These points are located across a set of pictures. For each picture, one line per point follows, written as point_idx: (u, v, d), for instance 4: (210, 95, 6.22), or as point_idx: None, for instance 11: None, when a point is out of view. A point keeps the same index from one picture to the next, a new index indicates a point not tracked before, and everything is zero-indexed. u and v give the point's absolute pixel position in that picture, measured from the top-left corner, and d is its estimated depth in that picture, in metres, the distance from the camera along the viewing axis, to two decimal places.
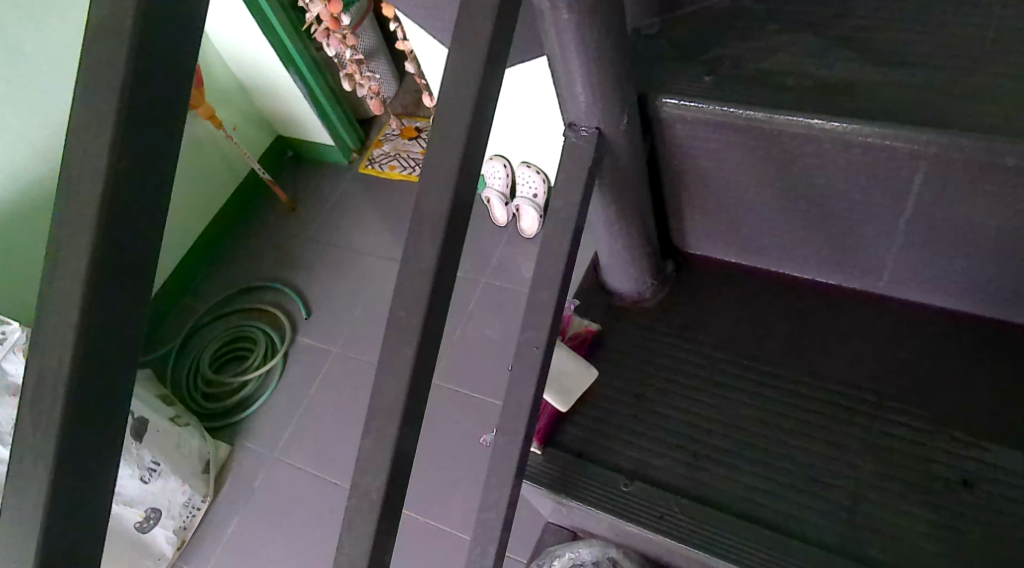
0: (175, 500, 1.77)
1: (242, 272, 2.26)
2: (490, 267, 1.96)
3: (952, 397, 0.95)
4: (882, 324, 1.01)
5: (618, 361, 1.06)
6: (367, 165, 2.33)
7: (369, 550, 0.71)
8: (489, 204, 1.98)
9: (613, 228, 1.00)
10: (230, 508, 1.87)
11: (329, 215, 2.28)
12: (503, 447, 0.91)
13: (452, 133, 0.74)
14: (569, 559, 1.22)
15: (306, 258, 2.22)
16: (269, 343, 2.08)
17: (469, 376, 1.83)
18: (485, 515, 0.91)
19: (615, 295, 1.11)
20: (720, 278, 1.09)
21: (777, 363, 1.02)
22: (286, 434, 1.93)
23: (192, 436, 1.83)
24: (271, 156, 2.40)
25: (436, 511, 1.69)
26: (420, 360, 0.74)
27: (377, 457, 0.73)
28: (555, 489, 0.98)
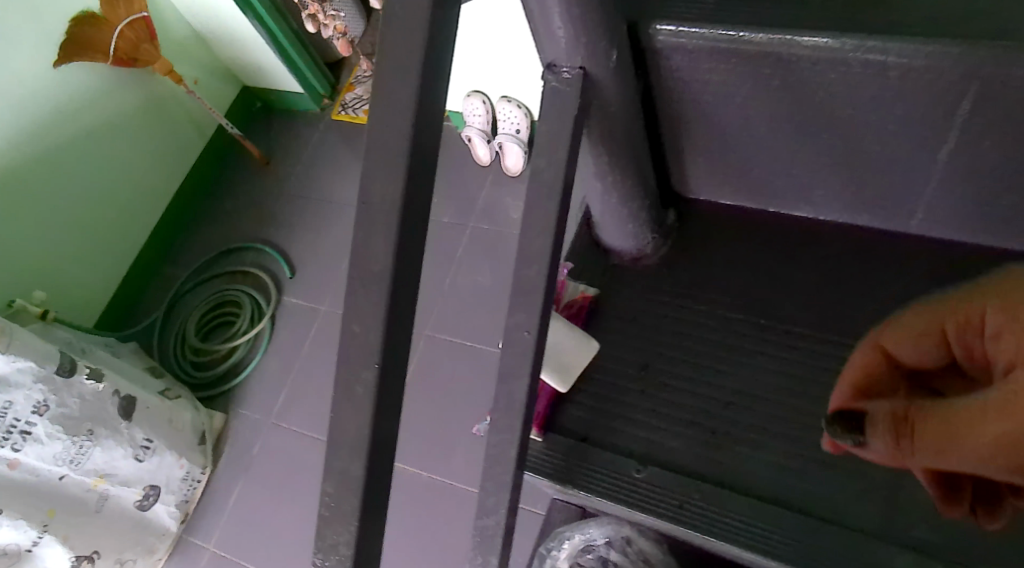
0: (173, 474, 1.63)
1: (218, 233, 2.09)
2: (476, 212, 1.81)
3: None
4: (917, 272, 0.89)
5: (620, 328, 0.95)
6: (339, 111, 2.13)
7: None
8: (470, 143, 1.78)
9: (606, 181, 0.87)
10: (230, 477, 1.75)
11: (304, 167, 2.10)
12: (498, 446, 0.80)
13: (396, 121, 0.66)
14: (579, 541, 1.11)
15: (285, 214, 2.04)
16: (255, 306, 1.92)
17: (463, 330, 1.70)
18: (481, 524, 0.80)
19: (612, 253, 0.99)
20: (731, 227, 0.96)
21: (801, 321, 0.90)
22: (282, 398, 1.80)
23: (184, 409, 1.69)
24: (239, 108, 2.19)
25: (438, 468, 1.59)
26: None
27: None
28: (560, 479, 0.87)
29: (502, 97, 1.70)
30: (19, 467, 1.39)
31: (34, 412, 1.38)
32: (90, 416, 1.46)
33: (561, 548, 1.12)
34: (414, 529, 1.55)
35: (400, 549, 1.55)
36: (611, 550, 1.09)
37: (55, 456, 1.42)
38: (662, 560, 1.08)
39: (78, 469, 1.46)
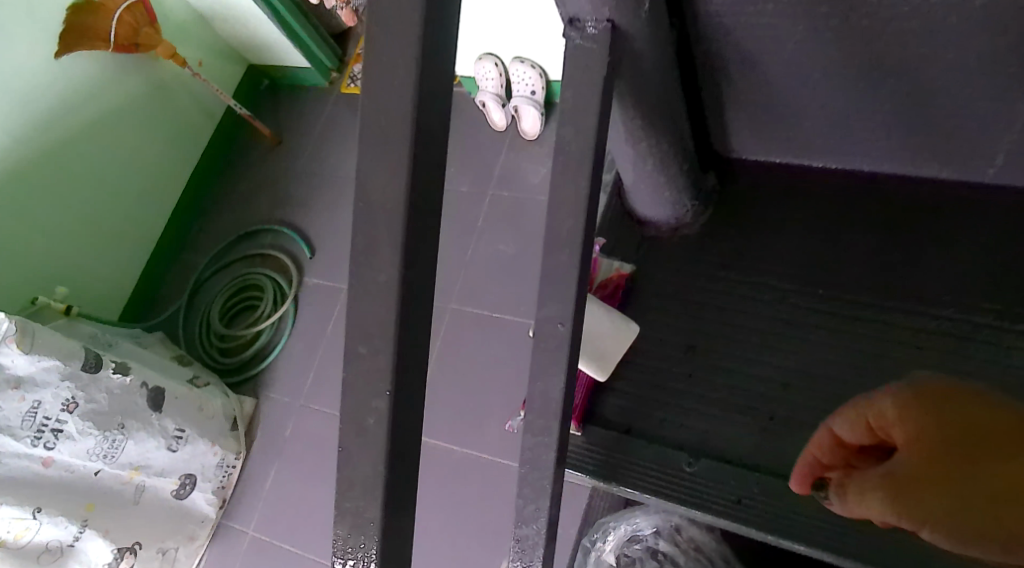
0: (207, 461, 1.56)
1: (236, 212, 1.98)
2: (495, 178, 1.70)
3: None
4: (986, 229, 0.86)
5: (667, 303, 0.92)
6: (349, 85, 2.00)
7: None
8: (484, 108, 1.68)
9: (640, 146, 0.80)
10: (264, 461, 1.65)
11: (317, 140, 1.98)
12: (533, 449, 0.73)
13: (392, 113, 0.63)
14: (625, 533, 1.02)
15: (301, 193, 1.92)
16: (277, 287, 1.81)
17: (490, 302, 1.61)
18: (519, 533, 0.74)
19: (648, 225, 0.96)
20: (774, 198, 0.94)
21: (863, 285, 0.88)
22: (309, 380, 1.70)
23: (213, 394, 1.59)
24: (246, 88, 2.08)
25: (471, 439, 1.51)
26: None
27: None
28: (603, 477, 0.82)
29: (514, 58, 1.60)
30: (53, 465, 1.35)
31: (63, 409, 1.33)
32: (120, 410, 1.40)
33: (607, 540, 1.03)
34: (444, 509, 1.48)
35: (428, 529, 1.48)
36: (660, 539, 1.00)
37: (88, 451, 1.37)
38: (715, 549, 1.00)
39: (111, 463, 1.41)
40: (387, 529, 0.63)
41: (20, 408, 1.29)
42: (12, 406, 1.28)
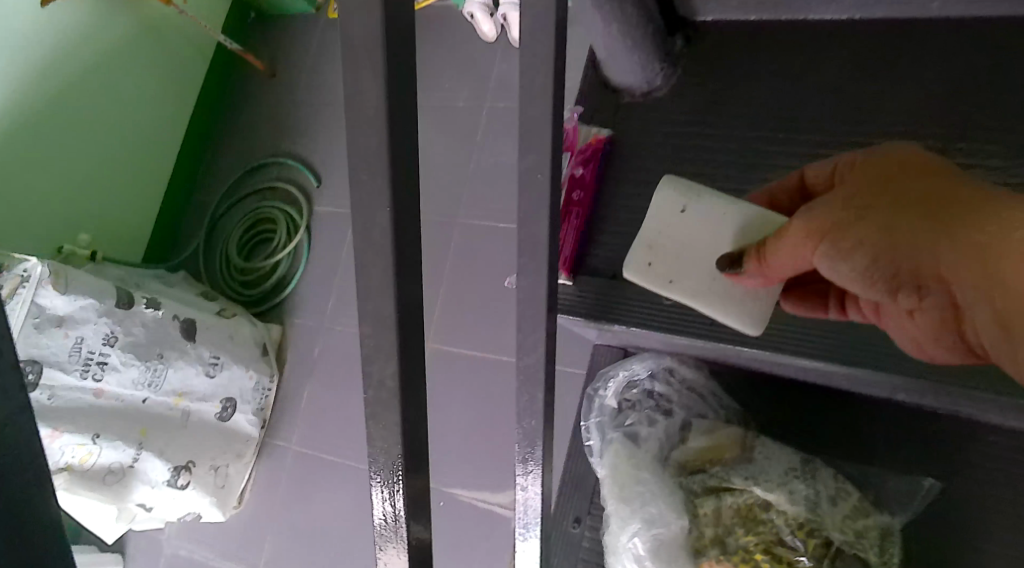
0: (245, 385, 1.60)
1: (245, 149, 1.97)
2: (492, 89, 1.70)
3: (961, 116, 1.02)
4: (897, 63, 1.06)
5: (636, 151, 1.10)
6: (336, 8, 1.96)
7: (400, 429, 0.68)
8: (476, 21, 1.68)
9: (604, 14, 1.00)
10: (300, 385, 1.71)
11: (311, 72, 1.96)
12: (528, 288, 0.84)
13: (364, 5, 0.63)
14: (625, 378, 1.14)
15: (301, 125, 1.92)
16: (289, 219, 1.83)
17: (491, 212, 1.64)
18: (524, 364, 0.86)
19: (622, 93, 1.14)
20: (756, 49, 1.11)
21: (802, 122, 1.07)
22: (332, 302, 1.76)
23: (243, 322, 1.63)
24: (235, 18, 2.02)
25: (483, 340, 1.57)
26: (397, 224, 0.67)
27: (383, 343, 0.68)
28: (596, 317, 1.00)
29: None
30: (104, 394, 1.41)
31: (106, 343, 1.38)
32: (158, 340, 1.45)
33: (607, 387, 1.14)
34: (468, 392, 1.55)
35: (454, 424, 1.54)
36: (655, 382, 1.11)
37: (133, 381, 1.43)
38: (704, 384, 1.11)
39: (156, 391, 1.46)
40: (406, 379, 0.68)
41: (66, 343, 1.34)
42: (58, 342, 1.33)
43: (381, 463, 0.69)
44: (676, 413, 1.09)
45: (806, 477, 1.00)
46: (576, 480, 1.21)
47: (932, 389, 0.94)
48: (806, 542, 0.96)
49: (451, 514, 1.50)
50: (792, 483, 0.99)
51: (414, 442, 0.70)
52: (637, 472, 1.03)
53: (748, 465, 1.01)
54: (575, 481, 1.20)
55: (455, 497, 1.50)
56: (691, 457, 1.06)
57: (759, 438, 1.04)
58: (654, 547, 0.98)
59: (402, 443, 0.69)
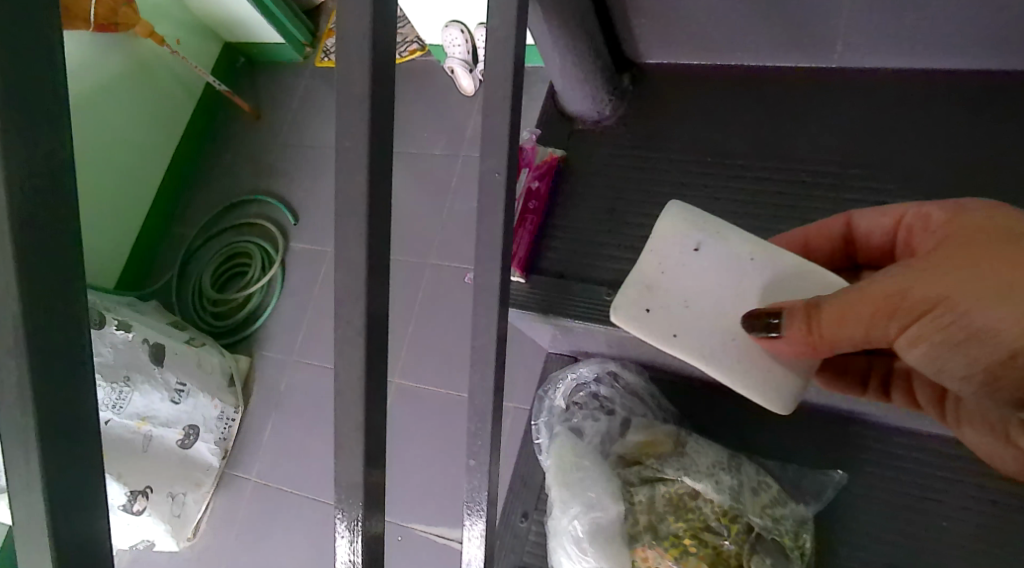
0: (209, 414, 1.75)
1: (227, 185, 2.14)
2: (466, 141, 1.86)
3: (908, 153, 1.04)
4: (845, 98, 1.08)
5: (585, 172, 1.15)
6: (323, 59, 2.15)
7: (363, 372, 0.77)
8: (454, 74, 1.82)
9: (558, 45, 1.06)
10: (263, 414, 1.83)
11: (294, 118, 2.13)
12: (485, 274, 0.95)
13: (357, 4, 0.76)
14: (572, 380, 1.26)
15: (282, 165, 2.09)
16: (264, 253, 1.99)
17: (455, 256, 1.78)
18: (476, 343, 0.97)
19: (576, 120, 1.18)
20: (701, 85, 1.14)
21: (747, 154, 1.10)
22: (300, 338, 1.88)
23: (211, 352, 1.79)
24: (222, 65, 2.22)
25: (443, 380, 1.69)
26: (373, 185, 0.77)
27: (354, 285, 0.77)
28: (543, 311, 1.04)
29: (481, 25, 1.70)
30: None
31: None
32: (125, 363, 1.61)
33: (558, 389, 1.26)
34: (429, 417, 1.67)
35: (411, 455, 1.66)
36: (601, 385, 1.22)
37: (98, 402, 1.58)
38: (643, 386, 1.21)
39: (120, 413, 1.61)
40: (372, 325, 0.77)
41: None
42: None
43: (344, 403, 0.77)
44: (617, 412, 1.20)
45: (733, 470, 1.11)
46: (525, 477, 1.30)
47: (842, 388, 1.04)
48: (730, 528, 1.07)
49: (405, 551, 1.59)
50: (719, 474, 1.10)
51: (375, 386, 0.78)
52: (579, 459, 1.13)
53: (679, 458, 1.12)
54: (524, 478, 1.30)
55: (411, 532, 1.60)
56: (628, 450, 1.16)
57: (691, 437, 1.15)
58: (592, 530, 1.07)
59: (365, 383, 0.77)
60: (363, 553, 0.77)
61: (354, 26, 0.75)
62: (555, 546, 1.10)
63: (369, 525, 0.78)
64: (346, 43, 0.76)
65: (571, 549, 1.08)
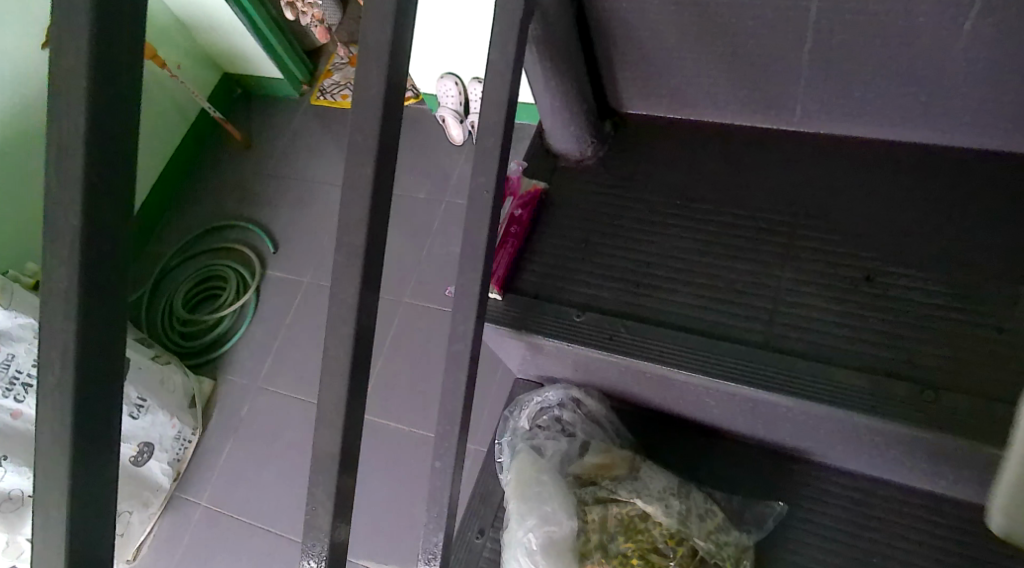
0: (165, 433, 1.78)
1: (212, 208, 2.20)
2: (449, 187, 1.95)
3: (856, 208, 1.13)
4: (801, 156, 1.19)
5: (564, 204, 1.24)
6: (318, 97, 2.25)
7: (351, 348, 0.83)
8: (444, 123, 1.92)
9: (551, 85, 1.15)
10: (220, 439, 1.86)
11: (286, 148, 2.21)
12: (467, 283, 1.03)
13: (380, 17, 0.83)
14: (537, 404, 1.30)
15: (268, 193, 2.16)
16: (239, 280, 2.04)
17: (430, 293, 1.85)
18: (453, 348, 1.04)
19: (560, 156, 1.28)
20: (673, 135, 1.26)
21: (712, 200, 1.19)
22: (267, 365, 1.92)
23: (175, 371, 1.83)
24: (220, 94, 2.31)
25: (407, 415, 1.74)
26: (376, 177, 0.84)
27: (351, 266, 0.84)
28: (515, 327, 1.13)
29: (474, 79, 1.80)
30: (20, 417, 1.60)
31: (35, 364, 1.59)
32: None
33: (522, 411, 1.31)
34: (392, 440, 1.72)
35: (376, 486, 1.69)
36: (563, 410, 1.27)
37: None
38: (602, 412, 1.27)
39: None
40: (364, 304, 0.84)
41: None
42: None
43: (331, 376, 0.84)
44: (578, 435, 1.25)
45: (682, 496, 1.18)
46: (484, 495, 1.35)
47: (786, 422, 1.10)
48: (676, 550, 1.13)
49: None
50: (670, 498, 1.17)
51: (360, 363, 0.84)
52: (538, 473, 1.19)
53: (634, 481, 1.19)
54: (483, 495, 1.35)
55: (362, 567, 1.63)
56: (586, 471, 1.22)
57: (646, 463, 1.22)
58: (546, 542, 1.12)
59: (351, 356, 0.83)
60: (330, 522, 0.83)
61: (374, 32, 0.84)
62: (509, 556, 1.14)
63: (339, 497, 0.84)
64: (366, 48, 0.84)
65: (523, 560, 1.12)
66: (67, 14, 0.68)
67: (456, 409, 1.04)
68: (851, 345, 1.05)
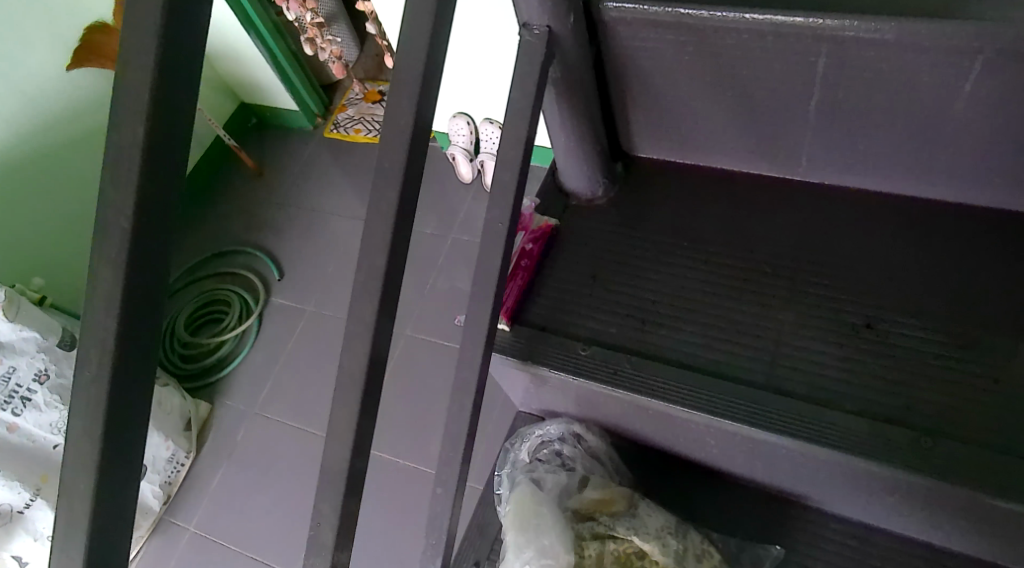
0: (159, 455, 1.78)
1: (221, 233, 2.23)
2: (457, 224, 1.99)
3: (859, 257, 1.16)
4: (805, 204, 1.22)
5: (574, 240, 1.27)
6: (332, 130, 2.30)
7: (365, 368, 0.86)
8: (454, 161, 1.97)
9: (567, 126, 1.19)
10: (214, 463, 1.87)
11: (300, 178, 2.25)
12: (477, 313, 1.06)
13: (412, 54, 0.87)
14: (539, 437, 1.32)
15: (278, 221, 2.19)
16: (243, 304, 2.06)
17: (435, 326, 1.87)
18: (461, 376, 1.06)
19: (571, 195, 1.31)
20: (681, 178, 1.29)
21: (718, 243, 1.22)
22: (265, 391, 1.93)
23: (173, 393, 1.83)
24: (237, 122, 2.36)
25: (405, 447, 1.75)
26: (399, 204, 0.86)
27: (370, 288, 0.86)
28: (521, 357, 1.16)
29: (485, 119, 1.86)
30: (17, 429, 1.61)
31: (35, 380, 1.62)
32: None
33: (524, 444, 1.33)
34: (390, 470, 1.73)
35: (374, 515, 1.69)
36: (564, 444, 1.29)
37: (51, 423, 1.63)
38: (602, 447, 1.28)
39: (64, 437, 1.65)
40: (380, 325, 0.86)
41: None
42: None
43: (345, 394, 0.86)
44: (577, 470, 1.26)
45: (678, 535, 1.18)
46: (481, 527, 1.36)
47: (786, 464, 1.12)
48: None
49: None
50: (665, 537, 1.17)
51: (374, 383, 0.86)
52: (536, 506, 1.19)
53: (631, 518, 1.20)
54: (481, 526, 1.36)
55: None
56: (584, 506, 1.22)
57: (644, 501, 1.22)
58: None
59: (365, 376, 0.85)
60: (334, 538, 0.84)
61: (405, 67, 0.87)
62: None
63: (344, 514, 0.85)
64: (397, 82, 0.87)
65: None
66: (131, 41, 0.71)
67: (461, 436, 1.05)
68: (851, 389, 1.07)
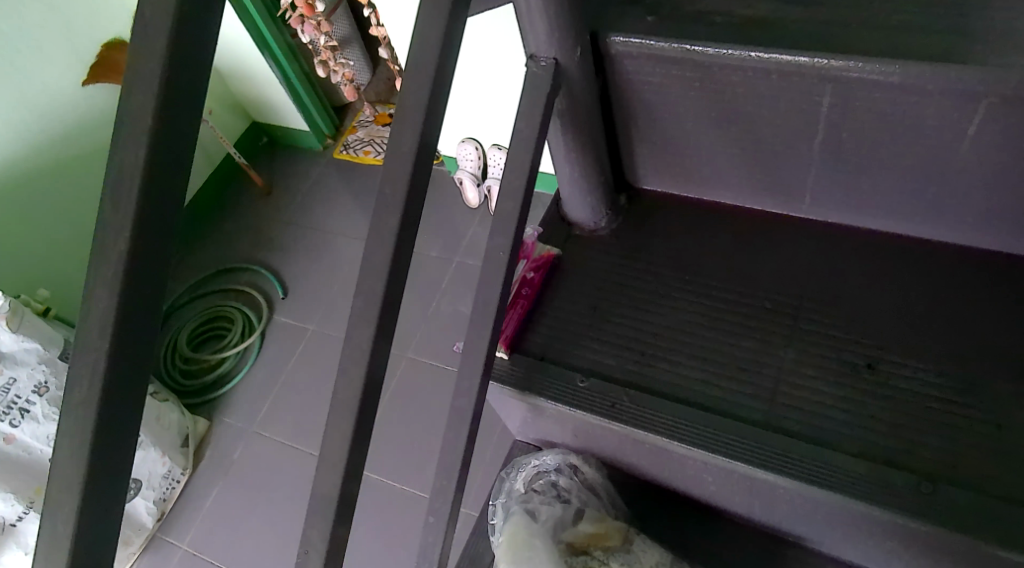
0: (155, 471, 1.77)
1: (226, 250, 2.23)
2: (461, 248, 1.99)
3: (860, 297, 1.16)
4: (808, 242, 1.22)
5: (575, 270, 1.27)
6: (341, 150, 2.32)
7: (359, 393, 0.85)
8: (461, 185, 1.98)
9: (571, 157, 1.19)
10: (208, 482, 1.86)
11: (306, 198, 2.26)
12: (476, 340, 1.05)
13: (417, 81, 0.88)
14: (534, 467, 1.31)
15: (283, 240, 2.19)
16: (246, 322, 2.07)
17: (435, 350, 1.87)
18: (457, 403, 1.06)
19: (574, 225, 1.31)
20: (685, 212, 1.29)
21: (720, 277, 1.22)
22: (263, 410, 1.93)
23: (172, 409, 1.83)
24: (247, 141, 2.37)
25: (400, 471, 1.74)
26: (399, 230, 0.87)
27: (367, 314, 0.86)
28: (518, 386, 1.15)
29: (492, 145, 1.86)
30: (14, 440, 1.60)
31: (35, 391, 1.62)
32: None
33: (520, 474, 1.32)
34: (385, 494, 1.72)
35: (366, 540, 1.68)
36: (560, 475, 1.28)
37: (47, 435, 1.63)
38: (598, 480, 1.27)
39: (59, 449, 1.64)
40: (376, 351, 0.86)
41: None
42: None
43: (338, 419, 0.85)
44: (572, 502, 1.25)
45: None
46: (474, 556, 1.35)
47: (781, 502, 1.11)
48: None
49: None
50: None
51: (368, 408, 0.86)
52: (530, 539, 1.18)
53: (625, 554, 1.19)
54: (473, 555, 1.34)
55: None
56: (578, 540, 1.21)
57: (639, 537, 1.21)
58: None
59: (359, 401, 0.85)
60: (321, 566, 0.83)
61: (411, 94, 0.88)
62: None
63: (334, 539, 0.84)
64: (401, 108, 0.88)
65: None
66: (138, 62, 0.71)
67: (455, 463, 1.04)
68: (848, 429, 1.06)
